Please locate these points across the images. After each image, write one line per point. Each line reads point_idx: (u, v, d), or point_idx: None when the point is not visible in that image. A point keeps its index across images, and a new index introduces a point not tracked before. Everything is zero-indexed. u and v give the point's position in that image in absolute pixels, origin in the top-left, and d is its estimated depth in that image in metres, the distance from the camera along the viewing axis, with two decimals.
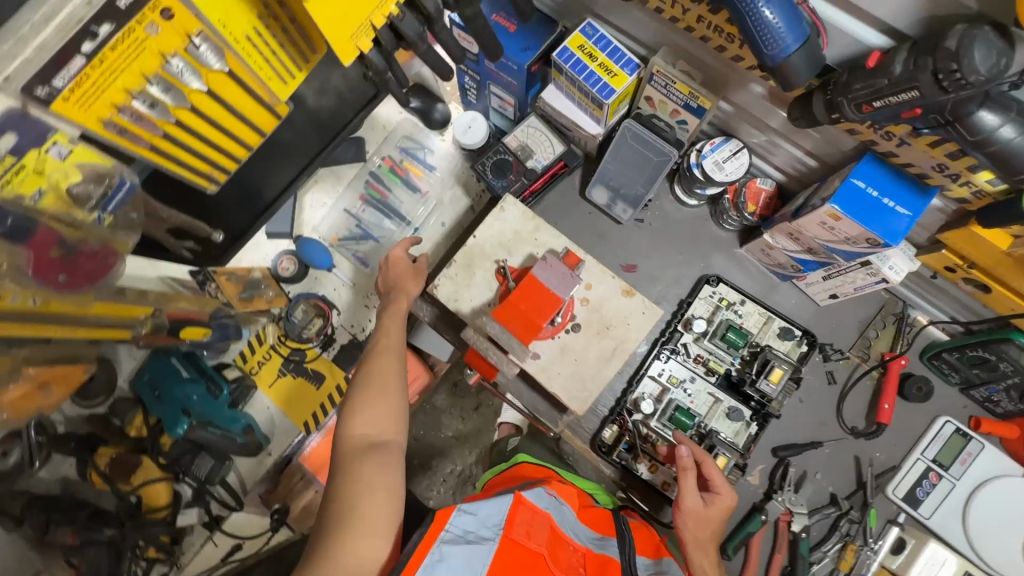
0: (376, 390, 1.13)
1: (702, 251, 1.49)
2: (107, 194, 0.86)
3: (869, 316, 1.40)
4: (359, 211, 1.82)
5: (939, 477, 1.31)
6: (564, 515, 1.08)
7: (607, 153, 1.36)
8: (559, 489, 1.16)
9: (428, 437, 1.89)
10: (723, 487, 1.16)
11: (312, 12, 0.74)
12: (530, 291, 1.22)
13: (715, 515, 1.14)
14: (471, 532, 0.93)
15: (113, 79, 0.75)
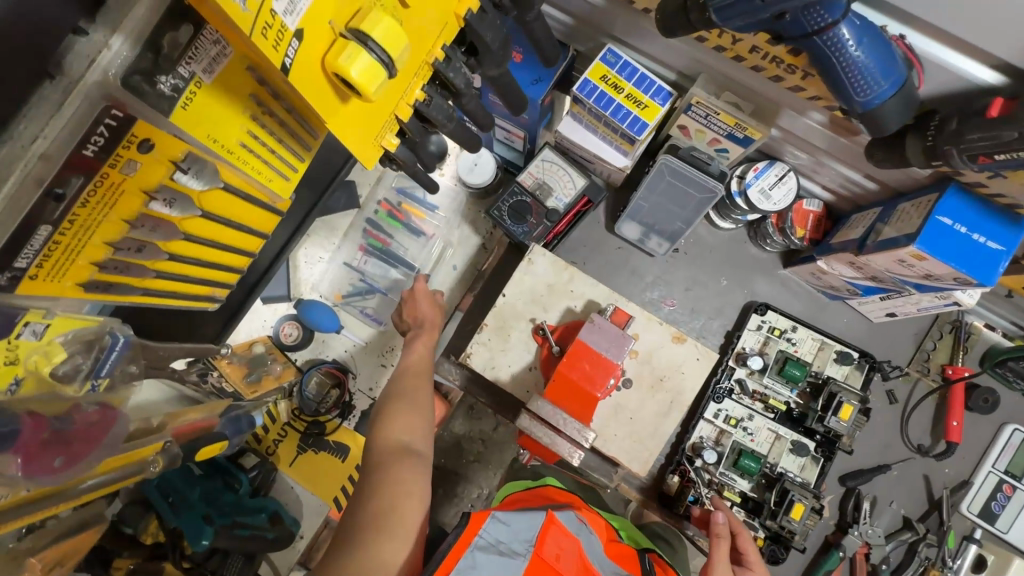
0: (407, 400, 1.08)
1: (744, 276, 1.39)
2: (98, 361, 0.73)
3: (924, 328, 1.33)
4: (360, 262, 1.65)
5: (1014, 488, 1.27)
6: (592, 538, 0.89)
7: (640, 189, 1.23)
8: (586, 513, 0.97)
9: (451, 466, 1.65)
10: (757, 565, 1.05)
11: (332, 130, 0.57)
12: (579, 358, 1.11)
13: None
14: (502, 543, 0.80)
15: (88, 236, 0.60)
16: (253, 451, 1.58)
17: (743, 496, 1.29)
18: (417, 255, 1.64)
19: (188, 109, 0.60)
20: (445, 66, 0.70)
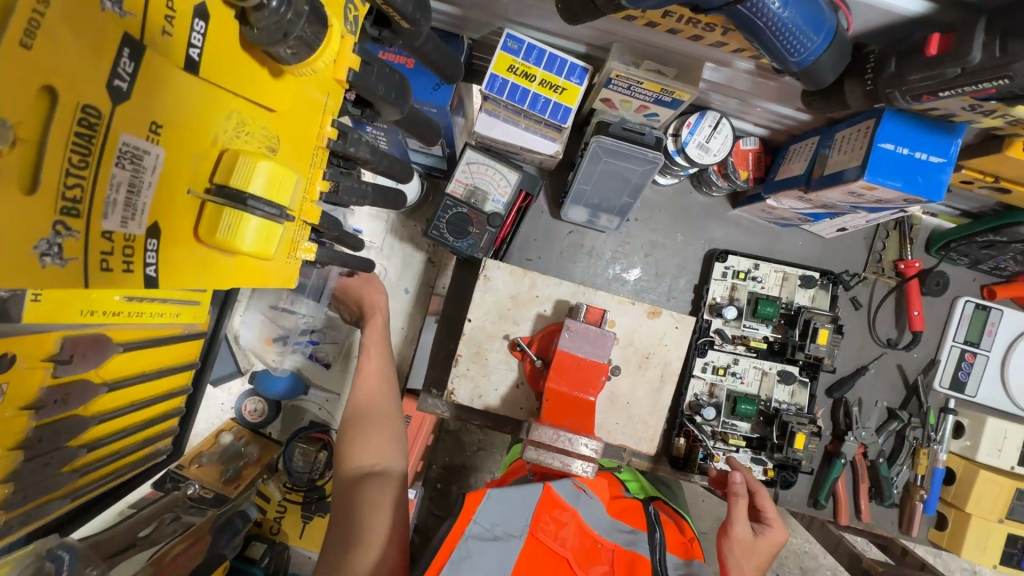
0: (368, 417, 1.08)
1: (698, 226, 1.37)
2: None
3: (871, 230, 1.38)
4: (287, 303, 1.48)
5: (975, 354, 1.37)
6: (590, 505, 0.99)
7: (577, 173, 1.17)
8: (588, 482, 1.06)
9: (457, 461, 1.65)
10: (775, 520, 1.11)
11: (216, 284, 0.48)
12: (565, 369, 1.07)
13: (765, 557, 1.06)
14: (496, 527, 0.88)
15: None
16: (258, 538, 1.44)
17: (747, 438, 1.33)
18: None
19: (38, 300, 0.51)
20: (343, 142, 0.60)
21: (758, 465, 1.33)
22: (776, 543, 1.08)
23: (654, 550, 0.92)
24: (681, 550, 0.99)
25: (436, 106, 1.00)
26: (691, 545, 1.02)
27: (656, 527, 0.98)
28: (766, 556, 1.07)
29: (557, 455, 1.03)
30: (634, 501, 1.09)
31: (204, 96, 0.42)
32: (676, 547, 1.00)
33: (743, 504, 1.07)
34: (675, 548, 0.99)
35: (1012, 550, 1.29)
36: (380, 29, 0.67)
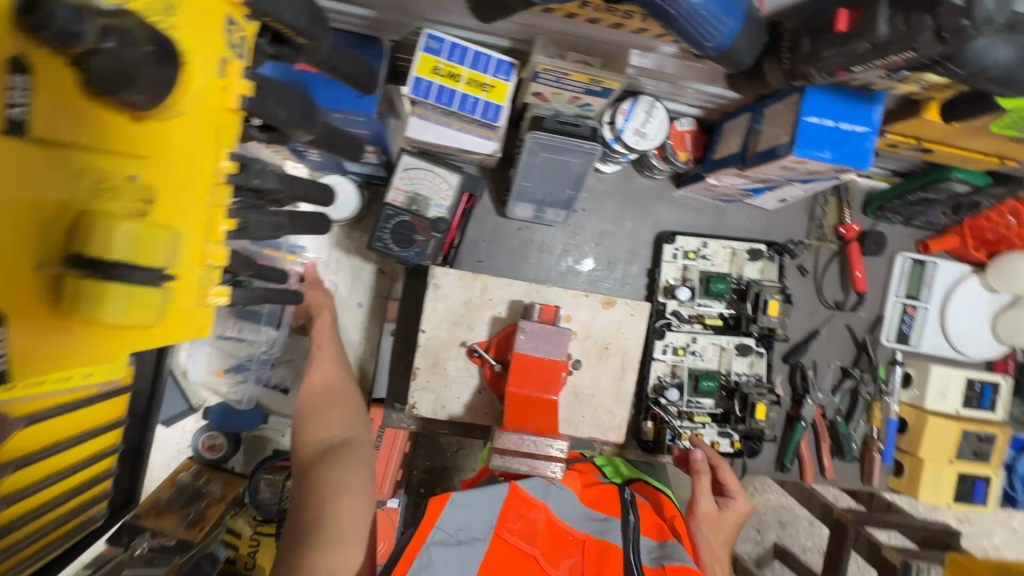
0: (326, 398, 1.05)
1: (645, 210, 1.37)
2: None
3: (810, 197, 1.41)
4: (235, 330, 1.40)
5: (915, 308, 1.43)
6: (560, 499, 1.00)
7: (517, 169, 1.14)
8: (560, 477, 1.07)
9: (438, 463, 1.64)
10: (738, 492, 1.15)
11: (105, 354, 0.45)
12: (524, 371, 1.06)
13: (730, 528, 1.12)
14: (460, 532, 0.87)
15: None
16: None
17: (711, 413, 1.36)
18: None
19: None
20: (245, 176, 0.56)
21: (723, 438, 1.36)
22: (740, 513, 1.14)
23: (625, 536, 0.93)
24: (655, 531, 1.00)
25: (361, 113, 1.02)
26: (665, 524, 1.03)
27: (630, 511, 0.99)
28: (732, 527, 1.13)
29: (526, 460, 1.03)
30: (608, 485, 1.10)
31: (38, 163, 0.38)
32: (649, 528, 1.01)
33: (704, 481, 1.12)
34: (649, 529, 1.00)
35: (964, 487, 1.36)
36: (279, 47, 0.62)
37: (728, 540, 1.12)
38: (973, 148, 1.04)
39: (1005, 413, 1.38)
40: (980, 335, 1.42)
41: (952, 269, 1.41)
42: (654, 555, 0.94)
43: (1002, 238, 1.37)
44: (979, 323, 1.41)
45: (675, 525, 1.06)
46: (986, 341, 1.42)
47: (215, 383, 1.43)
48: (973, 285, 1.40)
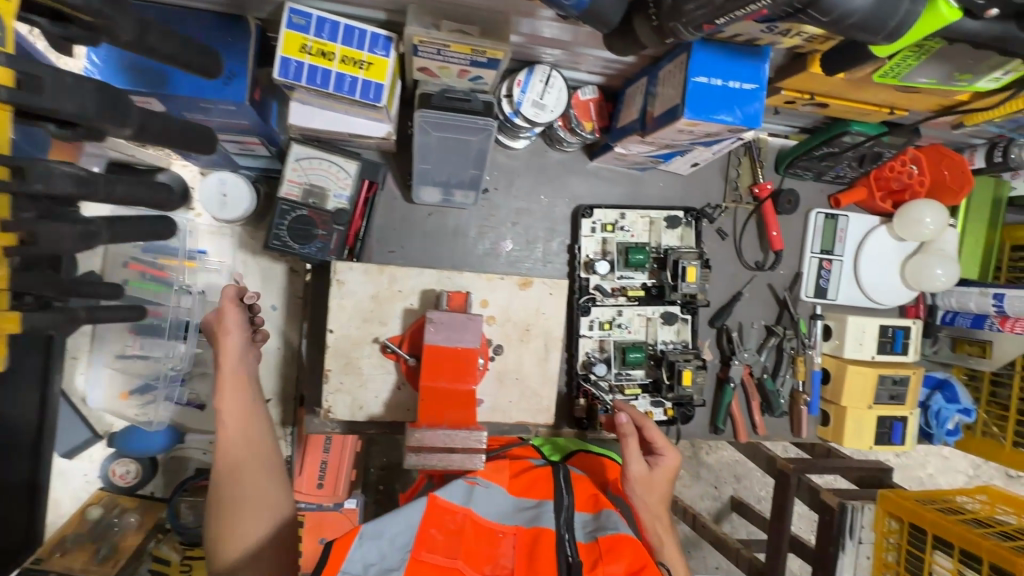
0: (245, 498, 0.91)
1: (559, 185, 1.34)
2: None
3: (724, 159, 1.41)
4: (134, 347, 1.32)
5: (831, 262, 1.46)
6: (487, 497, 0.96)
7: (413, 152, 1.07)
8: (487, 470, 1.03)
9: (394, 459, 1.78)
10: (666, 448, 1.12)
11: None
12: (436, 363, 1.01)
13: (664, 484, 1.10)
14: (372, 567, 0.82)
15: None
16: None
17: (642, 384, 1.36)
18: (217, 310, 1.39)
19: None
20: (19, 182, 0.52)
21: (656, 408, 1.36)
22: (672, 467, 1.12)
23: (557, 521, 0.92)
24: (590, 504, 0.99)
25: (232, 102, 0.96)
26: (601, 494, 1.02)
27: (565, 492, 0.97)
28: (665, 483, 1.10)
29: (452, 456, 0.99)
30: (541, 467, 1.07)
31: None
32: (585, 502, 0.99)
33: (631, 444, 1.09)
34: (585, 504, 0.99)
35: (883, 430, 1.42)
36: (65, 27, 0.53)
37: (664, 495, 1.10)
38: (865, 100, 1.05)
39: (917, 354, 1.43)
40: (892, 283, 1.46)
41: (863, 220, 1.45)
42: (589, 529, 0.93)
43: (906, 187, 1.40)
44: (890, 271, 1.46)
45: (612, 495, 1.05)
46: (898, 288, 1.47)
47: (119, 407, 1.33)
48: (882, 234, 1.44)
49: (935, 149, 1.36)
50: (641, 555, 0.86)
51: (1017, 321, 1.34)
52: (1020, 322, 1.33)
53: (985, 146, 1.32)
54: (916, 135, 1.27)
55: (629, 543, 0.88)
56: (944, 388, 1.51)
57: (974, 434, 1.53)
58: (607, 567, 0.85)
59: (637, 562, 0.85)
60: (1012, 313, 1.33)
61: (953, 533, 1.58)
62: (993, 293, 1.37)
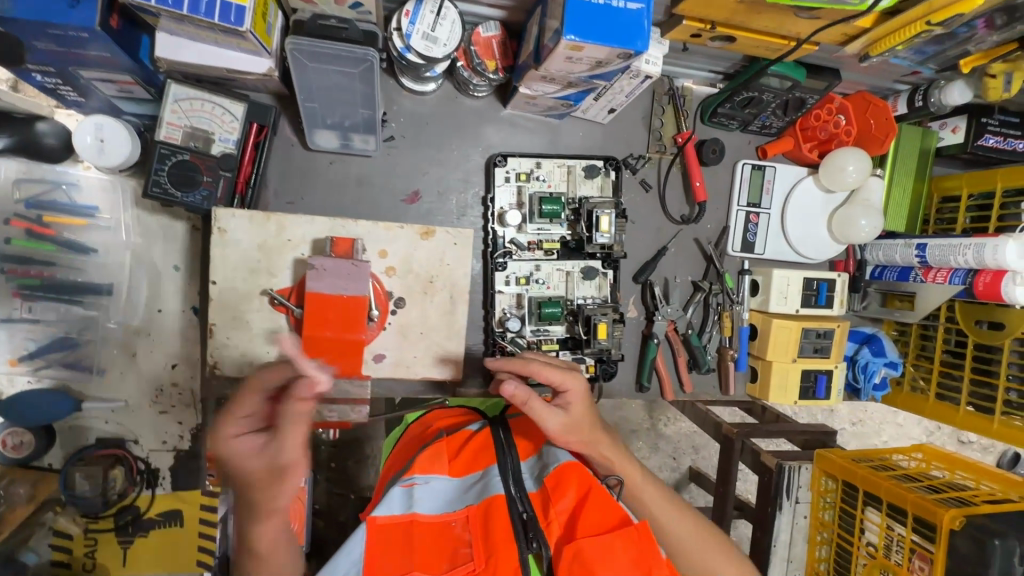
0: None
1: (472, 133, 1.27)
2: None
3: (648, 108, 1.36)
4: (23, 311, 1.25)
5: (758, 215, 1.43)
6: (429, 491, 0.90)
7: (295, 88, 1.00)
8: (425, 460, 0.96)
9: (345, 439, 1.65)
10: (568, 380, 0.95)
11: None
12: (322, 313, 0.96)
13: (586, 411, 0.97)
14: None
15: None
16: None
17: (561, 340, 1.31)
18: (115, 271, 1.31)
19: None
20: None
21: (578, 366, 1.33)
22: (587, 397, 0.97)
23: (505, 480, 0.88)
24: (531, 449, 1.02)
25: (82, 28, 0.88)
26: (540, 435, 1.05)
27: (507, 448, 0.94)
28: (585, 415, 0.97)
29: (336, 406, 0.95)
30: (477, 432, 1.03)
31: None
32: (526, 451, 1.02)
33: (533, 406, 0.92)
34: (526, 453, 1.01)
35: (807, 384, 1.40)
36: None
37: (593, 415, 0.99)
38: (769, 31, 1.00)
39: (843, 307, 1.42)
40: (819, 236, 1.44)
41: (790, 172, 1.41)
42: (535, 476, 0.94)
43: (832, 136, 1.37)
44: (817, 224, 1.43)
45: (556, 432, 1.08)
46: (826, 241, 1.44)
47: (10, 373, 1.28)
48: (809, 186, 1.41)
49: (861, 97, 1.33)
50: (584, 478, 0.88)
51: (938, 271, 1.32)
52: (941, 271, 1.32)
53: (907, 91, 1.29)
54: (836, 79, 1.23)
55: (572, 472, 0.89)
56: (871, 343, 1.51)
57: (901, 389, 1.53)
58: (557, 506, 0.85)
59: (584, 487, 0.87)
60: (934, 262, 1.32)
61: (881, 487, 1.57)
62: (917, 244, 1.35)
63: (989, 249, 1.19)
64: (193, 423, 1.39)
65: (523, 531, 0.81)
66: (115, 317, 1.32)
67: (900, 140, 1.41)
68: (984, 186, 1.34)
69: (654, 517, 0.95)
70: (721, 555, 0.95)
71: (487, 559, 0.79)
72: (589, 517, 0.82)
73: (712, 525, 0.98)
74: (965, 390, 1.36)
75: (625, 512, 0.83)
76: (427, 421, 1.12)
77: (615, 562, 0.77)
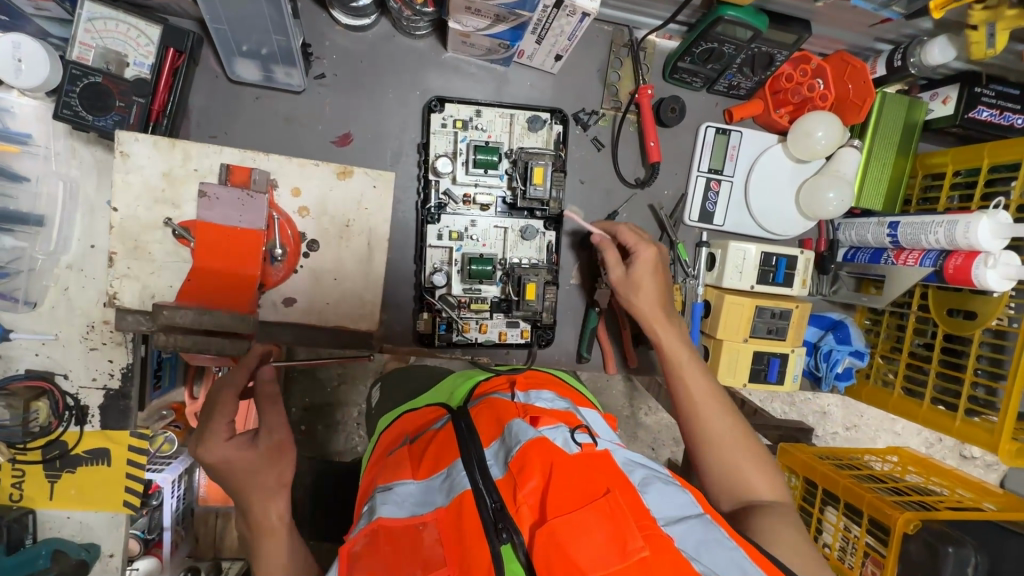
0: None
1: (410, 76, 1.21)
2: None
3: (604, 60, 1.27)
4: None
5: (720, 182, 1.34)
6: (392, 496, 0.65)
7: (201, 8, 0.96)
8: (383, 473, 0.73)
9: (318, 399, 1.68)
10: (640, 244, 1.10)
11: None
12: (214, 243, 0.94)
13: (651, 274, 1.07)
14: None
15: None
16: None
17: (494, 302, 1.26)
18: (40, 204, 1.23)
19: None
20: None
21: (510, 330, 1.27)
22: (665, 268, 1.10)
23: (470, 472, 0.63)
24: (495, 429, 0.69)
25: None
26: (506, 406, 0.73)
27: (469, 439, 0.68)
28: (654, 278, 1.07)
29: (211, 341, 0.86)
30: (441, 427, 0.75)
31: None
32: (490, 432, 0.69)
33: (607, 250, 1.12)
34: (488, 436, 0.69)
35: (759, 367, 1.31)
36: None
37: (660, 285, 1.07)
38: None
39: (803, 288, 1.32)
40: (785, 209, 1.33)
41: (756, 138, 1.31)
42: (500, 459, 0.64)
43: (806, 101, 1.24)
44: (785, 196, 1.33)
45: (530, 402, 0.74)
46: (793, 215, 1.34)
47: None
48: (777, 154, 1.31)
49: (840, 57, 1.21)
50: (549, 450, 0.61)
51: (910, 253, 1.21)
52: (913, 253, 1.21)
53: (888, 52, 1.18)
54: (807, 32, 1.11)
55: (535, 448, 0.61)
56: (837, 329, 1.40)
57: (868, 382, 1.42)
58: (525, 491, 0.59)
59: (548, 464, 0.60)
60: (906, 243, 1.21)
61: (839, 485, 1.45)
62: (890, 222, 1.24)
63: (961, 227, 1.09)
64: (123, 362, 1.31)
65: (491, 522, 0.58)
66: (45, 248, 1.23)
67: (881, 109, 1.26)
68: (971, 162, 1.21)
69: (692, 404, 0.87)
70: (758, 464, 0.81)
71: (462, 567, 0.56)
72: (562, 494, 0.58)
73: (756, 439, 0.84)
74: (929, 384, 1.25)
75: (600, 479, 0.59)
76: (396, 427, 0.85)
77: (594, 542, 0.53)
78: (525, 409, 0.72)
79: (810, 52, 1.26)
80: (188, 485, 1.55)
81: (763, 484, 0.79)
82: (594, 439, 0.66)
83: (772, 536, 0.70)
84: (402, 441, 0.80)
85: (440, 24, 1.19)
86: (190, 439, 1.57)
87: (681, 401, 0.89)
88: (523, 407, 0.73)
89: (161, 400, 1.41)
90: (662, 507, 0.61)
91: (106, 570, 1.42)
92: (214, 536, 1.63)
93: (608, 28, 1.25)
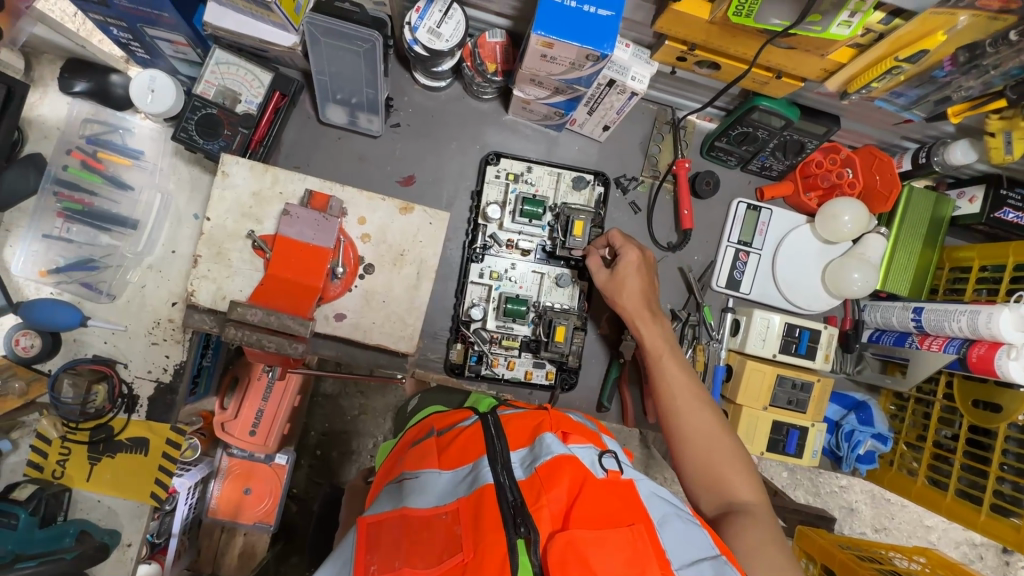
0: None
1: (471, 132, 1.36)
2: None
3: (647, 133, 1.40)
4: (61, 230, 1.31)
5: (748, 254, 1.41)
6: (419, 484, 0.71)
7: (309, 61, 1.15)
8: (412, 459, 0.79)
9: (336, 427, 1.75)
10: (624, 248, 1.16)
11: None
12: (288, 256, 1.07)
13: (634, 272, 1.14)
14: None
15: None
16: (32, 480, 1.31)
17: (524, 341, 1.34)
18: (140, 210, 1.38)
19: None
20: None
21: (537, 370, 1.34)
22: (651, 269, 1.16)
23: (497, 469, 0.69)
24: (526, 437, 0.75)
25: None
26: (540, 419, 0.78)
27: (497, 439, 0.74)
28: (637, 277, 1.14)
29: (274, 338, 1.00)
30: (468, 425, 0.80)
31: None
32: (520, 438, 0.75)
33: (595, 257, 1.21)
34: (518, 441, 0.75)
35: (777, 437, 1.32)
36: None
37: (645, 283, 1.14)
38: (732, 55, 1.06)
39: (826, 363, 1.35)
40: (811, 286, 1.39)
41: (785, 216, 1.40)
42: (526, 463, 0.70)
43: (835, 186, 1.33)
44: (811, 273, 1.39)
45: (560, 417, 0.81)
46: (818, 292, 1.39)
47: (37, 284, 1.32)
48: (806, 233, 1.38)
49: (868, 151, 1.30)
50: (580, 468, 0.67)
51: (934, 339, 1.24)
52: (937, 339, 1.24)
53: (913, 150, 1.27)
54: (836, 125, 1.21)
55: (566, 464, 0.67)
56: (860, 410, 1.40)
57: (891, 469, 1.39)
58: (548, 497, 0.64)
59: (579, 478, 0.66)
60: (930, 329, 1.24)
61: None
62: (914, 307, 1.28)
63: (983, 317, 1.12)
64: (179, 358, 1.36)
65: (510, 515, 0.62)
66: (134, 248, 1.34)
67: (908, 202, 1.33)
68: (996, 259, 1.25)
69: (673, 398, 0.98)
70: (738, 468, 0.89)
71: (474, 551, 0.60)
72: (588, 515, 0.63)
73: (739, 446, 0.92)
74: (954, 475, 1.23)
75: (627, 513, 0.64)
76: (424, 423, 0.92)
77: (614, 558, 0.58)
78: (556, 425, 0.78)
79: (840, 144, 1.35)
80: (201, 494, 1.60)
81: (742, 488, 0.87)
82: (620, 468, 0.71)
83: (738, 536, 0.79)
84: (427, 433, 0.86)
85: (504, 91, 1.35)
86: (212, 449, 1.62)
87: (666, 404, 0.98)
88: (556, 422, 0.78)
89: (192, 406, 1.53)
90: (679, 546, 0.63)
91: (121, 560, 1.37)
92: (215, 551, 1.64)
93: (653, 107, 1.39)
